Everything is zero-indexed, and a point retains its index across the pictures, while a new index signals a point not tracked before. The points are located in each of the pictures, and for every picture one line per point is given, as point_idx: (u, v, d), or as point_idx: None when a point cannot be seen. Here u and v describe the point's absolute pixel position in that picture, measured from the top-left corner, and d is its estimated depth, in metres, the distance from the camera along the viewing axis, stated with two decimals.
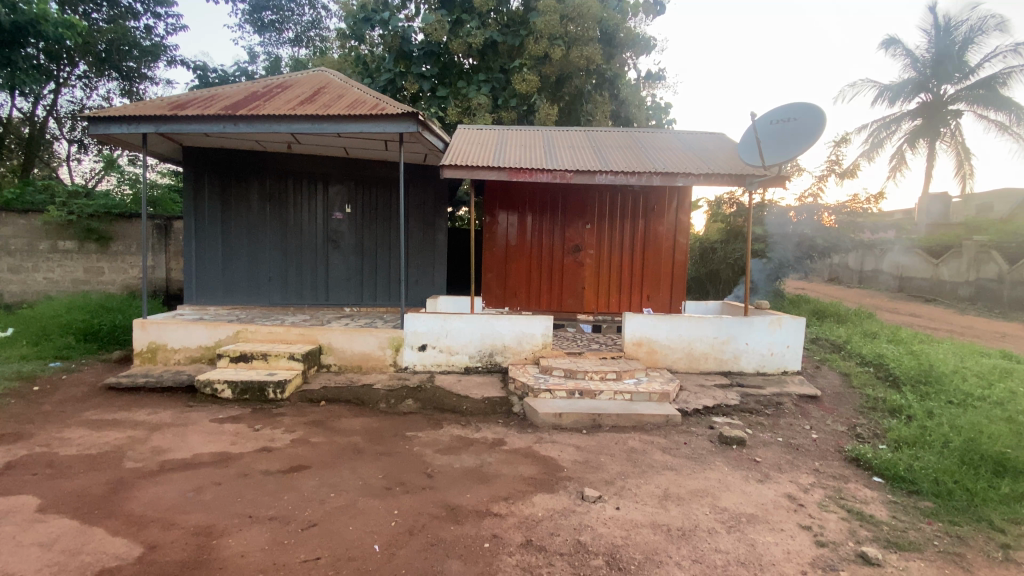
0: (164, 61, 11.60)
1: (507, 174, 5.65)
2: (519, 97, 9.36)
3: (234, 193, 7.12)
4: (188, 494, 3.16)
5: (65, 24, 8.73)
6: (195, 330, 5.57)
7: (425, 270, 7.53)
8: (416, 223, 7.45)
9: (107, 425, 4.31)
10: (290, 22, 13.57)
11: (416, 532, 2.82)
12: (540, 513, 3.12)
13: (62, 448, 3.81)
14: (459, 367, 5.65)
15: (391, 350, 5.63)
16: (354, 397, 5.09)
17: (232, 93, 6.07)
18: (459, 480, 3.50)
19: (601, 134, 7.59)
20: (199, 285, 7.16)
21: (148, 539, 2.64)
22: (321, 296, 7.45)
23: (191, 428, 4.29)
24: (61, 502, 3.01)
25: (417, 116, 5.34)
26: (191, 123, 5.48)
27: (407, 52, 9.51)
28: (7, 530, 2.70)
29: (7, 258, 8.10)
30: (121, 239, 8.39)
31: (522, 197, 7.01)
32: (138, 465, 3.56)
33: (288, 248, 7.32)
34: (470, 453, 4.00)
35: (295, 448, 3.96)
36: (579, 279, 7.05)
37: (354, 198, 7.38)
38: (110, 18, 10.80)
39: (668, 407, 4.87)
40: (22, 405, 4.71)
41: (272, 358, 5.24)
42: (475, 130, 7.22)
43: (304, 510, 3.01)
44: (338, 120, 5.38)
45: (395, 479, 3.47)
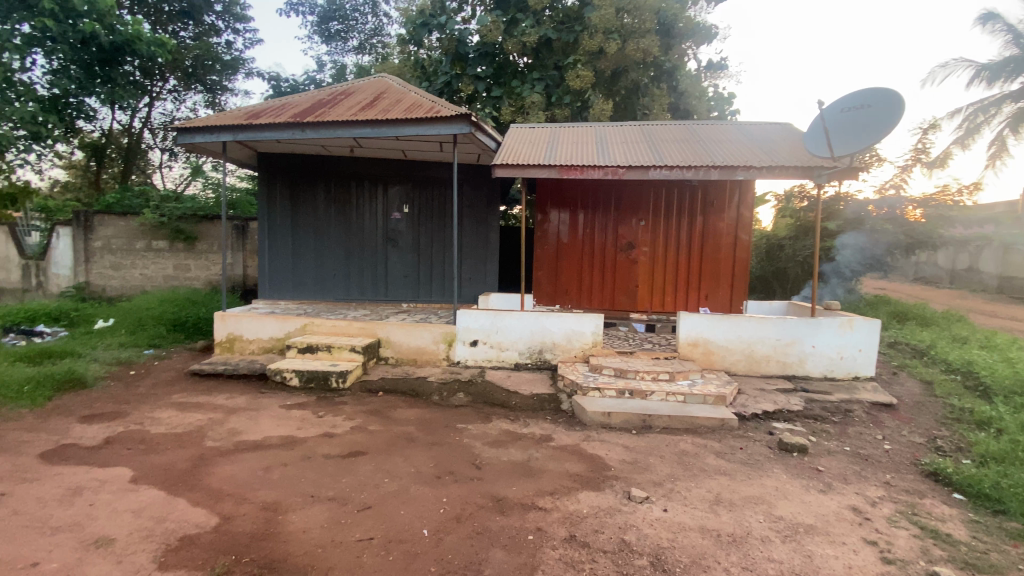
0: (242, 73, 12.55)
1: (558, 172, 5.66)
2: (573, 94, 9.32)
3: (302, 195, 7.59)
4: (258, 472, 3.45)
5: (156, 43, 9.66)
6: (267, 322, 6.02)
7: (477, 268, 7.70)
8: (470, 222, 7.62)
9: (190, 407, 4.77)
10: (355, 31, 14.24)
11: (463, 520, 2.93)
12: (585, 510, 3.14)
13: (152, 426, 4.26)
14: (509, 363, 5.74)
15: (444, 344, 5.82)
16: (409, 388, 5.31)
17: (301, 102, 6.48)
18: (506, 472, 3.58)
19: (657, 128, 7.42)
20: (272, 281, 7.70)
21: (222, 512, 2.91)
22: (380, 292, 7.79)
23: (263, 413, 4.65)
24: (151, 474, 3.38)
25: (470, 116, 5.47)
26: (263, 130, 5.90)
27: (463, 54, 9.69)
28: (106, 496, 3.07)
29: (112, 256, 9.10)
30: (205, 239, 9.17)
31: (573, 195, 6.98)
32: (217, 444, 3.92)
33: (350, 247, 7.72)
34: (518, 447, 4.08)
35: (354, 435, 4.21)
36: (632, 277, 6.94)
37: (412, 198, 7.67)
38: (196, 35, 11.89)
39: (725, 411, 4.71)
40: (121, 387, 5.30)
41: (336, 349, 5.58)
42: (528, 129, 7.26)
43: (361, 493, 3.20)
44: (396, 124, 5.62)
45: (445, 468, 3.61)
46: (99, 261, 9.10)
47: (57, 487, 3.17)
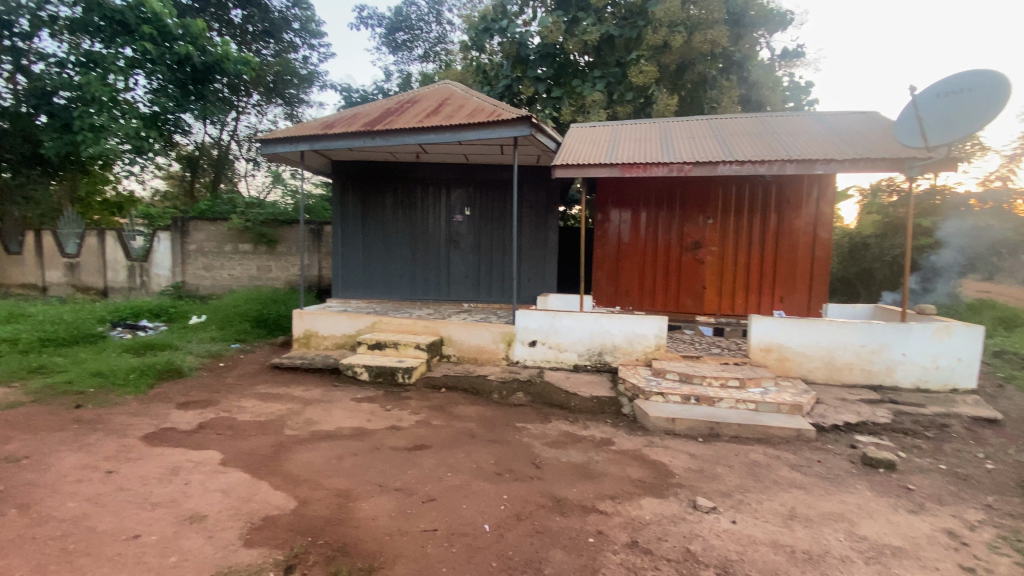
0: (317, 85, 13.39)
1: (620, 170, 5.56)
2: (636, 90, 9.11)
3: (371, 200, 7.97)
4: (332, 460, 3.67)
5: (242, 62, 10.55)
6: (340, 319, 6.37)
7: (537, 269, 7.73)
8: (529, 223, 7.66)
9: (272, 397, 5.15)
10: (420, 40, 14.76)
11: (523, 518, 2.96)
12: (647, 516, 3.06)
13: (239, 414, 4.64)
14: (569, 364, 5.71)
15: (504, 344, 5.89)
16: (470, 385, 5.42)
17: (370, 111, 6.81)
18: (566, 473, 3.58)
19: (726, 121, 7.10)
20: (344, 281, 8.14)
21: (299, 496, 3.12)
22: (443, 292, 8.02)
23: (335, 405, 4.94)
24: (238, 458, 3.69)
25: (530, 118, 5.52)
26: (336, 139, 6.25)
27: (524, 56, 9.77)
28: (200, 476, 3.38)
29: (205, 258, 10.00)
30: (284, 242, 9.84)
31: (636, 193, 6.82)
32: (295, 433, 4.21)
33: (415, 248, 8.00)
34: (578, 449, 4.05)
35: (419, 429, 4.37)
36: (698, 278, 6.68)
37: (474, 200, 7.83)
38: (277, 52, 12.86)
39: (800, 421, 4.43)
40: (212, 377, 5.81)
41: (402, 346, 5.81)
42: (589, 128, 7.20)
43: (425, 485, 3.32)
44: (458, 129, 5.77)
45: (505, 466, 3.66)
46: (194, 263, 10.04)
47: (158, 466, 3.53)
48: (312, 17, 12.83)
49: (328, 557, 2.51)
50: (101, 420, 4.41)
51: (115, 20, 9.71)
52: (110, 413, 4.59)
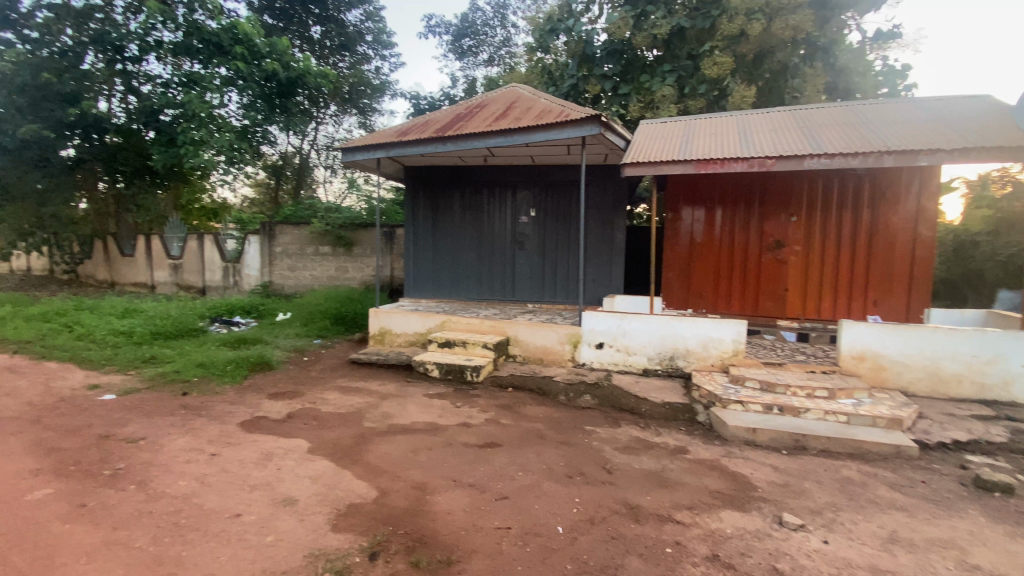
0: (388, 94, 13.98)
1: (695, 166, 5.34)
2: (709, 83, 8.73)
3: (439, 202, 8.20)
4: (408, 453, 3.81)
5: (321, 75, 11.22)
6: (412, 318, 6.62)
7: (603, 270, 7.61)
8: (595, 223, 7.56)
9: (351, 391, 5.43)
10: (485, 44, 15.00)
11: (597, 522, 2.91)
12: (728, 530, 2.91)
13: (322, 405, 4.93)
14: (638, 368, 5.56)
15: (570, 345, 5.84)
16: (537, 386, 5.42)
17: (441, 117, 7.01)
18: (639, 480, 3.48)
19: (811, 111, 6.63)
20: (415, 281, 8.43)
21: (379, 486, 3.26)
22: (508, 293, 8.09)
23: (409, 400, 5.12)
24: (323, 447, 3.92)
25: (600, 117, 5.45)
26: (409, 145, 6.48)
27: (590, 54, 9.62)
28: (290, 462, 3.63)
29: (289, 259, 10.74)
30: (360, 245, 10.38)
31: (711, 191, 6.52)
32: (373, 425, 4.41)
33: (481, 250, 8.13)
34: (651, 456, 3.93)
35: (489, 427, 4.43)
36: (780, 280, 6.28)
37: (539, 201, 7.84)
38: (352, 64, 13.56)
39: (900, 437, 4.04)
40: (297, 370, 6.23)
41: (470, 345, 5.93)
42: (660, 124, 6.98)
43: (497, 482, 3.36)
44: (527, 131, 5.79)
45: (576, 469, 3.62)
46: (280, 264, 10.80)
47: (253, 451, 3.82)
48: (383, 29, 13.45)
49: (408, 547, 2.60)
50: (204, 407, 4.85)
51: (212, 42, 10.65)
52: (212, 400, 5.04)
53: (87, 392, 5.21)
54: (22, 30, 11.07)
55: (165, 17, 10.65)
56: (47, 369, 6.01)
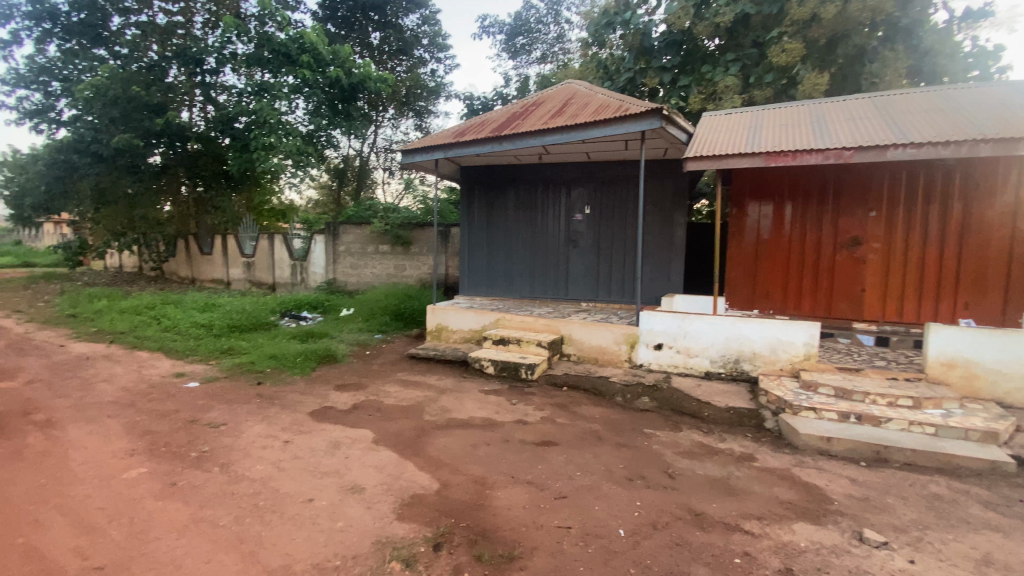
0: (443, 96, 14.27)
1: (764, 159, 5.09)
2: (776, 71, 8.29)
3: (494, 201, 8.26)
4: (467, 448, 3.87)
5: (381, 80, 11.63)
6: (468, 315, 6.72)
7: (661, 269, 7.41)
8: (653, 220, 7.37)
9: (410, 385, 5.59)
10: (539, 42, 14.98)
11: (659, 527, 2.84)
12: (802, 543, 2.75)
13: (384, 398, 5.11)
14: (699, 371, 5.37)
15: (627, 346, 5.71)
16: (593, 386, 5.34)
17: (497, 116, 7.06)
18: (703, 487, 3.35)
19: (893, 98, 6.13)
20: (469, 279, 8.55)
21: (440, 479, 3.34)
22: (561, 291, 8.04)
23: (466, 395, 5.20)
24: (387, 438, 4.06)
25: (662, 110, 5.30)
26: (466, 145, 6.57)
27: (648, 46, 9.35)
28: (356, 452, 3.78)
29: (351, 257, 11.21)
30: (417, 243, 10.66)
31: (779, 185, 6.19)
32: (432, 419, 4.51)
33: (535, 248, 8.12)
34: (715, 462, 3.79)
35: (545, 425, 4.42)
36: (856, 280, 5.86)
37: (594, 198, 7.74)
38: (409, 68, 13.94)
39: (999, 453, 3.67)
40: (360, 363, 6.49)
41: (524, 343, 5.94)
42: (724, 116, 6.69)
43: (556, 481, 3.35)
44: (585, 127, 5.72)
45: (636, 472, 3.54)
46: (343, 262, 11.30)
47: (322, 439, 4.01)
48: (439, 32, 13.73)
49: (470, 540, 2.65)
50: (277, 396, 5.15)
51: (281, 52, 11.26)
52: (283, 390, 5.35)
53: (175, 379, 5.67)
54: (114, 47, 12.15)
55: (240, 31, 11.39)
56: (140, 358, 6.59)
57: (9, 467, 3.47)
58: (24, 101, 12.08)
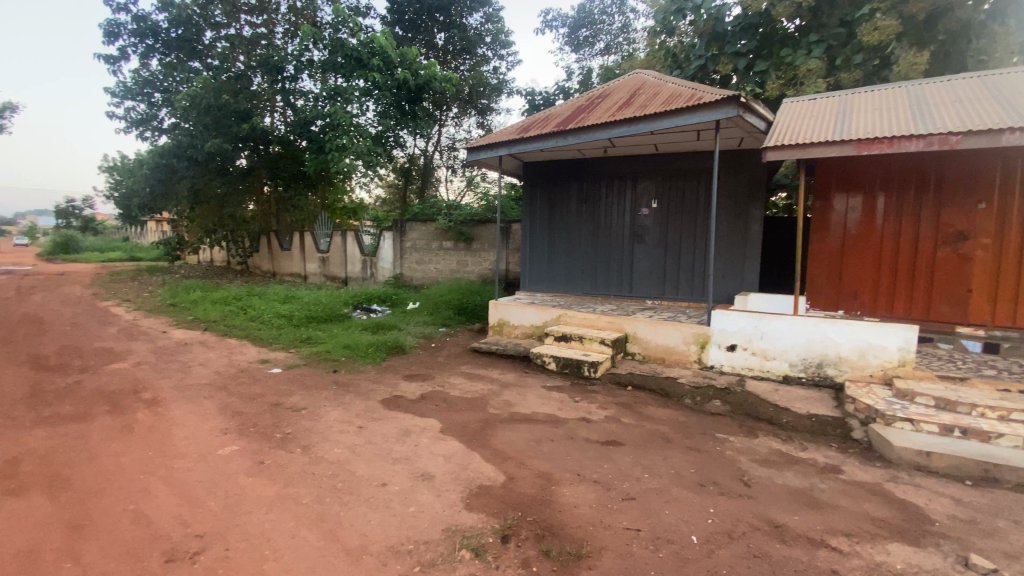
0: (505, 93, 14.38)
1: (855, 147, 4.69)
2: (867, 51, 7.62)
3: (557, 196, 8.20)
4: (531, 442, 3.89)
5: (446, 79, 11.90)
6: (530, 310, 6.73)
7: (733, 265, 7.06)
8: (725, 215, 7.03)
9: (474, 377, 5.70)
10: (603, 33, 14.67)
11: (735, 537, 2.71)
12: (898, 565, 2.52)
13: (450, 389, 5.24)
14: (777, 375, 5.08)
15: (696, 346, 5.49)
16: (660, 387, 5.18)
17: (562, 111, 7.00)
18: (782, 498, 3.16)
19: (1010, 74, 5.44)
20: (530, 276, 8.56)
21: (507, 471, 3.38)
22: (625, 288, 7.86)
23: (529, 390, 5.23)
24: (453, 429, 4.16)
25: (739, 98, 5.04)
26: (530, 141, 6.56)
27: (721, 32, 8.84)
28: (425, 440, 3.91)
29: (417, 253, 11.60)
30: (480, 240, 10.83)
31: (870, 176, 5.70)
32: (496, 412, 4.57)
33: (598, 244, 7.99)
34: (796, 472, 3.56)
35: (611, 424, 4.35)
36: (962, 278, 5.27)
37: (662, 192, 7.49)
38: (472, 66, 14.14)
39: None
40: (426, 355, 6.70)
41: (587, 340, 5.87)
42: (807, 102, 6.23)
43: (623, 482, 3.28)
44: (654, 118, 5.54)
45: (708, 477, 3.40)
46: (409, 258, 11.73)
47: (393, 427, 4.18)
48: (502, 29, 13.83)
49: (538, 535, 2.66)
50: (351, 384, 5.43)
51: (353, 57, 11.77)
52: (356, 378, 5.64)
53: (261, 365, 6.13)
54: (206, 59, 13.25)
55: (316, 38, 12.04)
56: (230, 344, 7.18)
57: (124, 439, 3.89)
58: (131, 111, 13.45)
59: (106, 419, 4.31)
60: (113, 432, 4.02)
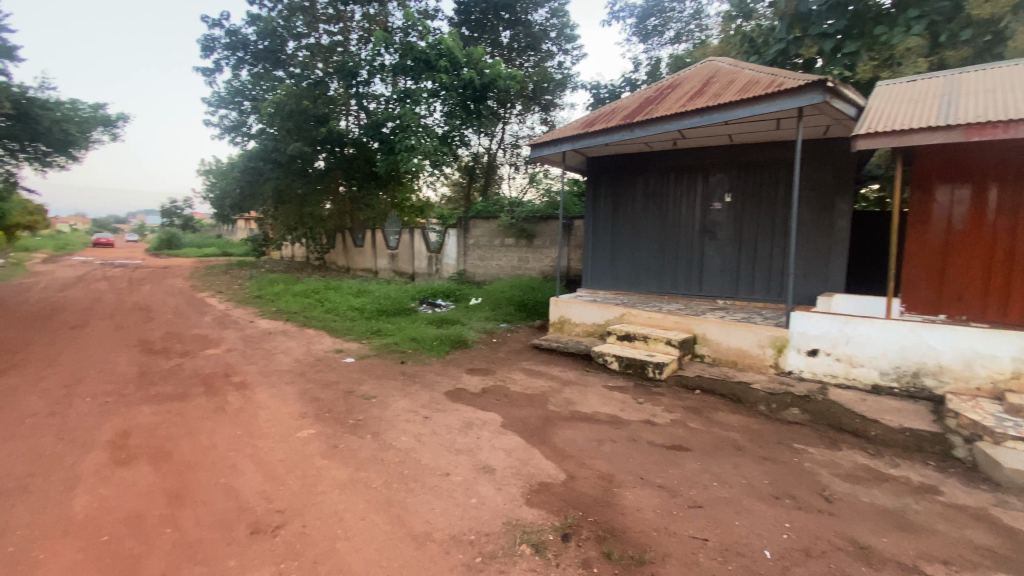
0: (569, 88, 14.26)
1: (964, 133, 4.19)
2: (979, 25, 6.79)
3: (622, 191, 8.00)
4: (593, 442, 3.84)
5: (510, 77, 11.98)
6: (592, 309, 6.64)
7: (816, 264, 6.57)
8: (807, 209, 6.56)
9: (535, 374, 5.72)
10: (672, 21, 14.10)
11: (814, 555, 2.53)
12: None
13: (511, 385, 5.29)
14: (864, 384, 4.68)
15: (772, 350, 5.16)
16: (731, 392, 4.92)
17: (629, 103, 6.81)
18: (868, 517, 2.91)
19: None
20: (593, 273, 8.43)
21: (567, 469, 3.36)
22: (694, 287, 7.56)
23: (590, 389, 5.16)
24: (514, 424, 4.19)
25: (826, 82, 4.67)
26: (595, 136, 6.44)
27: (805, 12, 8.05)
28: (487, 434, 3.97)
29: (480, 250, 11.78)
30: (541, 236, 10.81)
31: (981, 164, 5.08)
32: (557, 409, 4.56)
33: (665, 240, 7.72)
34: (885, 490, 3.26)
35: (676, 428, 4.20)
36: None
37: (736, 186, 7.11)
38: (536, 62, 14.09)
39: None
40: (488, 350, 6.81)
41: (652, 340, 5.70)
42: (904, 84, 5.64)
43: (690, 488, 3.16)
44: (728, 107, 5.26)
45: (784, 490, 3.19)
46: (472, 255, 11.94)
47: (456, 419, 4.29)
48: (567, 23, 13.72)
49: (599, 536, 2.62)
50: (416, 375, 5.63)
51: (421, 59, 12.11)
52: (422, 370, 5.83)
53: (335, 354, 6.50)
54: (289, 68, 14.19)
55: (387, 43, 12.51)
56: (308, 334, 7.68)
57: (217, 419, 4.28)
58: (225, 119, 14.69)
59: (201, 400, 4.76)
60: (208, 412, 4.43)
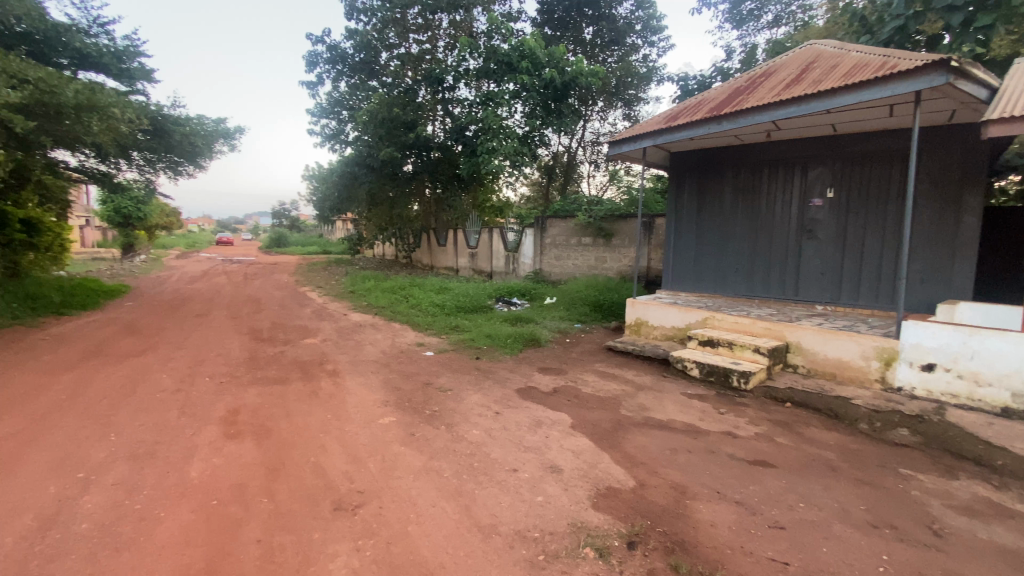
0: (654, 81, 13.82)
1: None
2: None
3: (708, 188, 7.58)
4: (666, 450, 3.71)
5: (592, 74, 11.81)
6: (672, 311, 6.38)
7: (937, 268, 5.80)
8: (926, 205, 5.81)
9: (609, 376, 5.62)
10: (771, 4, 13.07)
11: None
12: None
13: (583, 386, 5.24)
14: (991, 406, 4.07)
15: (878, 363, 4.64)
16: (828, 407, 4.50)
17: (717, 95, 6.44)
18: (988, 558, 2.53)
19: None
20: (674, 274, 8.07)
21: (637, 476, 3.27)
22: (788, 290, 7.00)
23: (666, 396, 4.97)
24: (584, 426, 4.16)
25: (951, 62, 4.10)
26: (679, 131, 6.17)
27: None
28: (556, 434, 3.98)
29: (557, 249, 11.76)
30: (619, 236, 10.57)
31: None
32: (630, 414, 4.45)
33: (756, 240, 7.22)
34: (1014, 529, 2.81)
35: (760, 442, 3.93)
36: None
37: (840, 180, 6.48)
38: (619, 57, 13.75)
39: None
40: (562, 349, 6.80)
41: (737, 347, 5.36)
42: None
43: (771, 507, 2.95)
44: (831, 94, 4.79)
45: (883, 519, 2.86)
46: (549, 254, 11.96)
47: (526, 416, 4.33)
48: (653, 15, 13.29)
49: (667, 547, 2.53)
50: (490, 371, 5.77)
51: (504, 62, 12.30)
52: (496, 366, 5.97)
53: (416, 348, 6.84)
54: (382, 77, 15.10)
55: (472, 48, 12.88)
56: (393, 328, 8.15)
57: (310, 403, 4.68)
58: (326, 127, 15.96)
59: (298, 385, 5.23)
60: (303, 396, 4.86)
